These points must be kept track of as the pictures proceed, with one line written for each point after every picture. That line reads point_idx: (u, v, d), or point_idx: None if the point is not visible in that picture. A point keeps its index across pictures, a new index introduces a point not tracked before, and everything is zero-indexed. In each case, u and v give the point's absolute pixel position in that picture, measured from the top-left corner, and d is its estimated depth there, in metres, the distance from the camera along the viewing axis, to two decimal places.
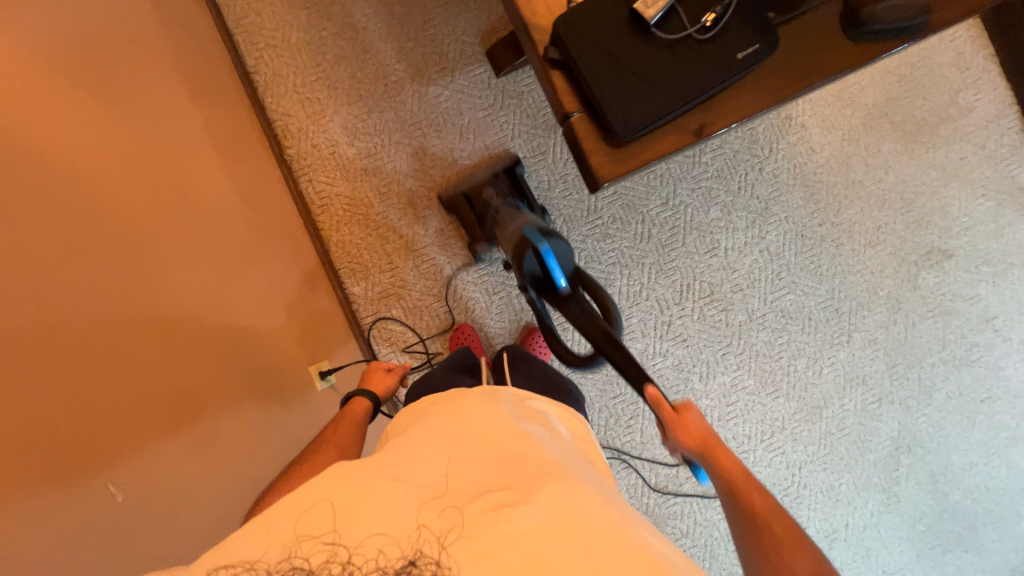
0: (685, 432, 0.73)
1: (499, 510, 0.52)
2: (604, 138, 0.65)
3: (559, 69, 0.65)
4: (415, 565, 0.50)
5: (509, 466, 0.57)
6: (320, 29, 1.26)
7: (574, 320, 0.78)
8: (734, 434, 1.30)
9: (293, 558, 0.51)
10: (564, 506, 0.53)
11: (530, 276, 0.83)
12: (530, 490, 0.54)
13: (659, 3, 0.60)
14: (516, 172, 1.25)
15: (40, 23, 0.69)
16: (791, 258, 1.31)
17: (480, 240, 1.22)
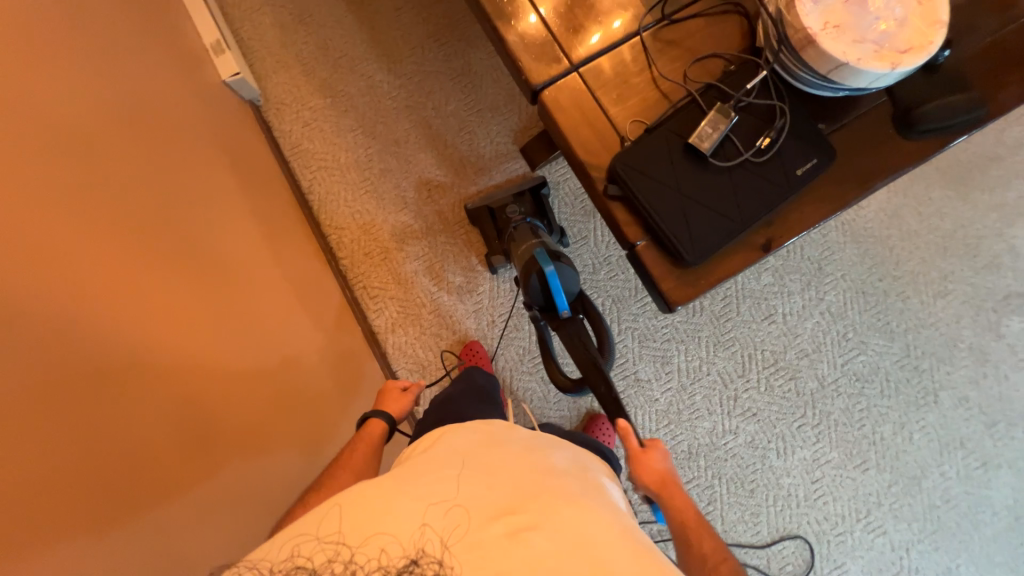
0: (644, 472, 0.75)
1: (517, 533, 0.52)
2: (671, 262, 0.66)
3: (619, 202, 0.67)
4: (416, 565, 0.49)
5: (528, 489, 0.57)
6: (366, 147, 1.37)
7: (568, 342, 0.87)
8: (826, 515, 1.19)
9: (295, 558, 0.49)
10: (579, 531, 0.53)
11: (535, 295, 0.92)
12: (545, 513, 0.54)
13: (712, 136, 0.63)
14: (541, 194, 1.29)
15: (139, 210, 0.78)
16: (856, 317, 1.25)
17: (497, 252, 1.26)
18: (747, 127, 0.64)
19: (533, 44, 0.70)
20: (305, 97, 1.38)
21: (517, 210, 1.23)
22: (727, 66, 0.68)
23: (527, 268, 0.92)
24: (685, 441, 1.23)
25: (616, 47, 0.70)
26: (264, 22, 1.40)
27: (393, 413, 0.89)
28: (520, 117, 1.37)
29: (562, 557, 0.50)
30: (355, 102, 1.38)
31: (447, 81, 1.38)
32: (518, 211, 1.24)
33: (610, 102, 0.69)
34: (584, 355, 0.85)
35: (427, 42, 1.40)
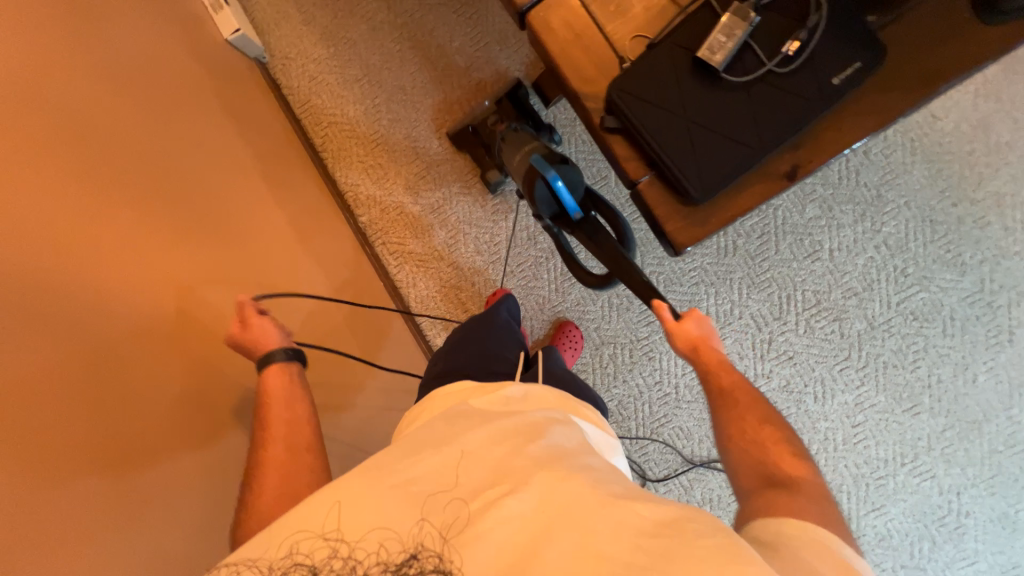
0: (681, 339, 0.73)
1: (492, 502, 0.52)
2: (677, 200, 0.59)
3: (619, 136, 0.60)
4: (416, 559, 0.49)
5: (502, 459, 0.57)
6: (373, 97, 1.32)
7: (589, 241, 0.85)
8: (866, 458, 1.14)
9: (295, 555, 0.49)
10: (553, 491, 0.52)
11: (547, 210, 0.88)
12: (522, 479, 0.54)
13: (725, 46, 0.53)
14: (517, 94, 1.19)
15: (139, 186, 0.81)
16: (918, 250, 1.11)
17: (490, 168, 1.22)
18: (771, 31, 0.54)
19: None
20: (307, 48, 1.33)
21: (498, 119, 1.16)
22: None
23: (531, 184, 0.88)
24: None
25: None
26: None
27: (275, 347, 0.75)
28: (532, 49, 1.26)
29: (537, 517, 0.51)
30: (357, 48, 1.32)
31: (450, 14, 1.28)
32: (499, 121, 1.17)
33: (605, 16, 0.60)
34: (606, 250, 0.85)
35: None
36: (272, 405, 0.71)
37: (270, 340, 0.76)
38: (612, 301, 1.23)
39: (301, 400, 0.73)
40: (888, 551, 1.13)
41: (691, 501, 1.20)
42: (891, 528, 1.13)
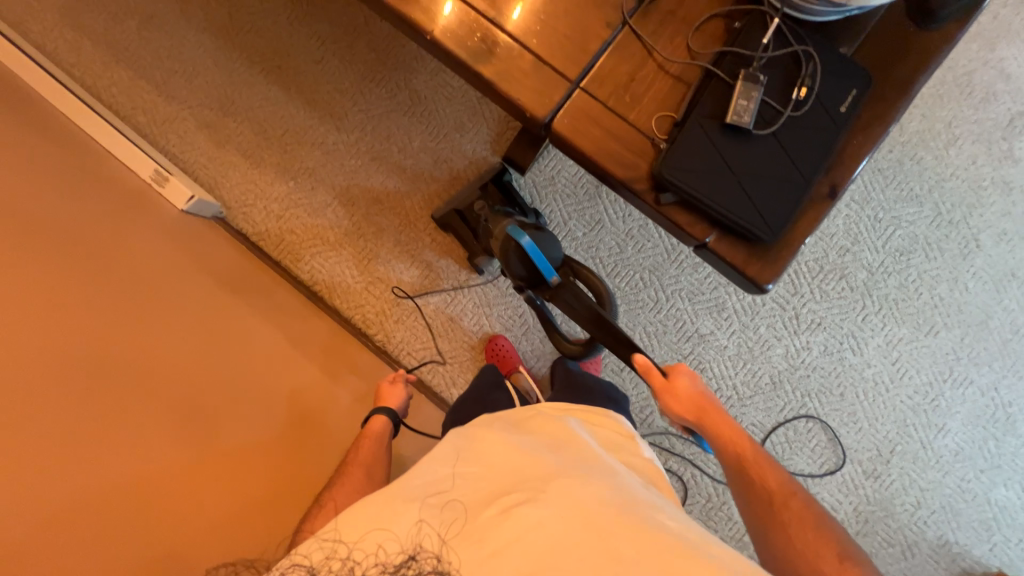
0: (676, 399, 0.88)
1: (506, 510, 0.58)
2: (749, 246, 0.64)
3: (677, 207, 0.63)
4: (415, 559, 0.56)
5: (521, 472, 0.63)
6: (350, 216, 1.29)
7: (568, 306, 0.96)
8: (915, 388, 1.24)
9: (296, 556, 0.57)
10: (569, 505, 0.58)
11: (523, 274, 1.01)
12: (537, 490, 0.60)
13: (749, 108, 0.59)
14: (503, 180, 1.24)
15: None
16: (880, 196, 1.25)
17: (479, 253, 1.21)
18: (779, 84, 0.60)
19: (523, 77, 0.64)
20: (265, 190, 1.29)
21: (485, 204, 1.18)
22: (731, 24, 0.63)
23: (509, 256, 1.01)
24: (766, 373, 1.25)
25: (609, 45, 0.65)
26: (192, 129, 1.30)
27: (393, 408, 0.97)
28: (491, 124, 1.31)
29: (546, 525, 0.56)
30: (318, 175, 1.30)
31: (402, 117, 1.30)
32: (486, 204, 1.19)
33: (624, 106, 0.64)
34: (586, 313, 0.95)
35: (364, 85, 1.30)
36: (365, 444, 0.88)
37: (396, 401, 0.98)
38: (649, 330, 1.26)
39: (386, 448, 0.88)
40: (966, 462, 1.22)
41: None
42: (959, 440, 1.23)
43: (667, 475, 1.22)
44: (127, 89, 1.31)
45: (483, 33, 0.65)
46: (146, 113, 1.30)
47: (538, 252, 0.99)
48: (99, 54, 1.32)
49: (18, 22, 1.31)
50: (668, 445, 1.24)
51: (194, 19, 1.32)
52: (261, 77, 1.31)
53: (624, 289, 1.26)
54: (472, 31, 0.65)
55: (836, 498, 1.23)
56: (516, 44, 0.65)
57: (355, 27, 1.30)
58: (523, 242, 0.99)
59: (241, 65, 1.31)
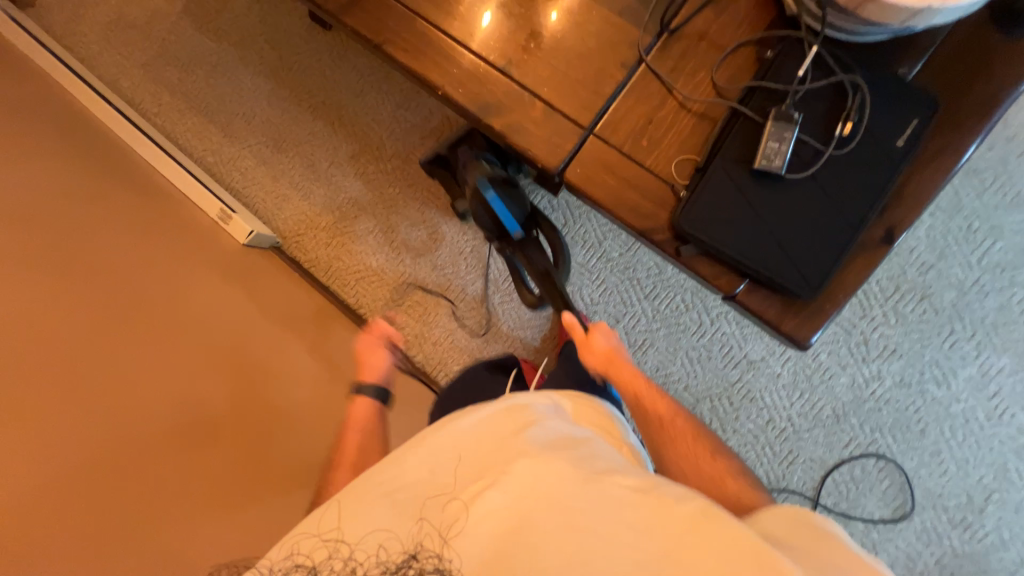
0: (592, 353, 0.85)
1: (476, 493, 0.58)
2: (785, 300, 0.57)
3: (701, 258, 0.59)
4: (415, 559, 0.56)
5: (480, 451, 0.62)
6: (390, 241, 1.35)
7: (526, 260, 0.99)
8: (1020, 427, 1.06)
9: (297, 556, 0.57)
10: (530, 473, 0.58)
11: (490, 227, 0.97)
12: (501, 471, 0.59)
13: (780, 150, 0.53)
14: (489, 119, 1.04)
15: None
16: (975, 204, 1.08)
17: (458, 199, 1.09)
18: (818, 121, 0.54)
19: (533, 128, 0.63)
20: (314, 220, 1.38)
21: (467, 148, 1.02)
22: (763, 53, 0.57)
23: (475, 206, 0.95)
24: (827, 405, 1.13)
25: (624, 87, 0.61)
26: (252, 166, 1.42)
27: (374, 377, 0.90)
28: None
29: (518, 506, 0.56)
30: (359, 203, 1.36)
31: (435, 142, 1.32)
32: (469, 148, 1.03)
33: (641, 152, 0.61)
34: (538, 269, 1.00)
35: (400, 113, 1.34)
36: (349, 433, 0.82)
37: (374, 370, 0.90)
38: (691, 355, 1.19)
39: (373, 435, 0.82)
40: None
41: (856, 532, 1.11)
42: None
43: None
44: (199, 132, 1.45)
45: (493, 85, 0.64)
46: (214, 154, 1.44)
47: (504, 205, 0.94)
48: (175, 102, 1.47)
49: (113, 79, 1.51)
50: None
51: (251, 63, 1.43)
52: (308, 113, 1.39)
53: (663, 310, 1.20)
54: (482, 84, 0.64)
55: (914, 547, 1.09)
56: (526, 94, 0.63)
57: None
58: (488, 195, 0.92)
59: (291, 103, 1.40)
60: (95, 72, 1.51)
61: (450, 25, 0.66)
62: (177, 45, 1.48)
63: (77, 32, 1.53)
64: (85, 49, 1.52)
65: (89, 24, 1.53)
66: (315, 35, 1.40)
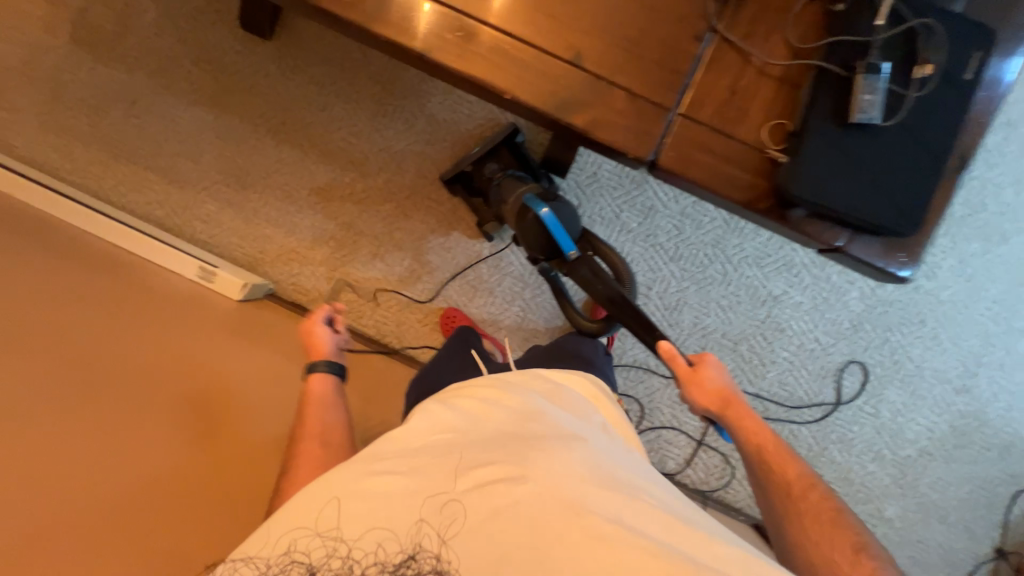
0: (702, 390, 0.83)
1: (485, 484, 0.54)
2: (882, 239, 0.62)
3: (808, 216, 0.61)
4: (415, 559, 0.51)
5: (494, 438, 0.60)
6: (401, 259, 1.25)
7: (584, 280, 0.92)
8: (994, 298, 1.24)
9: (293, 553, 0.52)
10: (546, 473, 0.55)
11: (541, 244, 0.95)
12: (522, 463, 0.56)
13: (875, 100, 0.55)
14: (515, 142, 1.18)
15: None
16: None
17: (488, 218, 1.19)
18: (900, 66, 0.56)
19: (617, 119, 0.60)
20: (308, 256, 1.24)
21: (497, 167, 1.14)
22: (831, 5, 0.58)
23: (525, 224, 0.95)
24: (845, 319, 1.25)
25: (701, 61, 0.60)
26: (216, 211, 1.24)
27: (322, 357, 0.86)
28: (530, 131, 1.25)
29: (534, 506, 0.53)
30: (355, 227, 1.24)
31: (424, 147, 1.23)
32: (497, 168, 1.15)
33: (731, 124, 0.60)
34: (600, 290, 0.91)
35: (377, 121, 1.22)
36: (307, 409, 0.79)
37: (322, 354, 0.87)
38: (722, 304, 1.25)
39: (333, 406, 0.80)
40: None
41: (885, 419, 1.27)
42: None
43: (708, 453, 1.26)
44: (137, 184, 1.24)
45: (565, 79, 0.60)
46: (163, 206, 1.24)
47: (558, 222, 0.93)
48: (93, 153, 1.23)
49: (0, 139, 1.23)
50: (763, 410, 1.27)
51: (181, 91, 1.22)
52: (269, 139, 1.23)
53: (690, 269, 1.24)
54: (552, 80, 0.60)
55: (931, 419, 1.27)
56: (601, 83, 0.60)
57: (351, 62, 1.21)
58: (542, 214, 0.93)
59: (245, 130, 1.23)
60: None
61: (501, 20, 0.60)
62: (75, 83, 1.23)
63: None
64: None
65: None
66: (252, 47, 1.21)
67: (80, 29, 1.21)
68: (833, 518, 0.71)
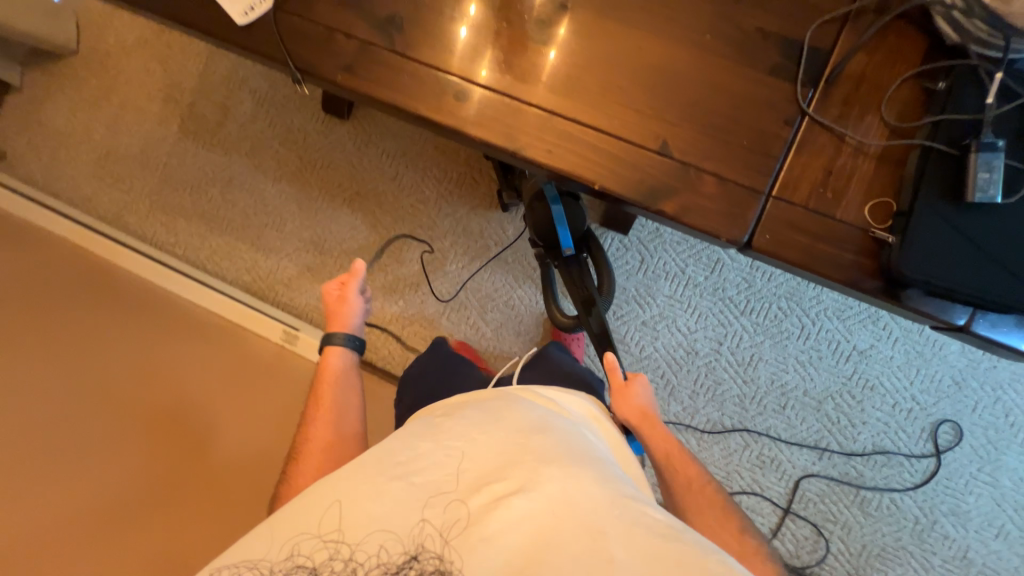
0: (625, 403, 0.82)
1: (500, 499, 0.52)
2: (1012, 318, 0.57)
3: (924, 296, 0.57)
4: (416, 560, 0.50)
5: (511, 450, 0.57)
6: (466, 317, 1.28)
7: (570, 278, 0.99)
8: None
9: (297, 557, 0.51)
10: (562, 489, 0.52)
11: (545, 231, 0.98)
12: (526, 476, 0.54)
13: (995, 179, 0.52)
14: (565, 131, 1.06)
15: None
16: None
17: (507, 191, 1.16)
18: (1016, 143, 0.54)
19: (708, 204, 0.60)
20: (378, 316, 1.30)
21: None
22: (930, 84, 0.57)
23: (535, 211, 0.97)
24: (945, 374, 1.14)
25: (793, 144, 0.60)
26: (296, 275, 1.33)
27: (348, 330, 0.88)
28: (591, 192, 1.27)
29: (539, 517, 0.50)
30: (423, 287, 1.29)
31: (488, 210, 1.28)
32: None
33: (827, 205, 0.59)
34: (582, 292, 0.98)
35: (443, 187, 1.29)
36: (324, 390, 0.81)
37: (345, 323, 0.88)
38: (802, 359, 1.18)
39: (352, 406, 0.80)
40: None
41: (1006, 488, 1.12)
42: None
43: (798, 523, 1.16)
44: (228, 252, 1.36)
45: (653, 168, 0.61)
46: (251, 272, 1.34)
47: (565, 219, 0.96)
48: (192, 226, 1.37)
49: (117, 218, 1.39)
50: (856, 475, 1.16)
51: (269, 169, 1.35)
52: (344, 208, 1.32)
53: (763, 322, 1.19)
54: (642, 170, 0.61)
55: None
56: (691, 170, 0.61)
57: (420, 134, 1.30)
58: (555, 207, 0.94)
59: (323, 201, 1.33)
60: (94, 215, 1.39)
61: (589, 115, 0.63)
62: (180, 167, 1.38)
63: (62, 176, 1.41)
64: (77, 192, 1.40)
65: (74, 166, 1.41)
66: (332, 126, 1.33)
67: (187, 119, 1.38)
68: (721, 514, 0.71)
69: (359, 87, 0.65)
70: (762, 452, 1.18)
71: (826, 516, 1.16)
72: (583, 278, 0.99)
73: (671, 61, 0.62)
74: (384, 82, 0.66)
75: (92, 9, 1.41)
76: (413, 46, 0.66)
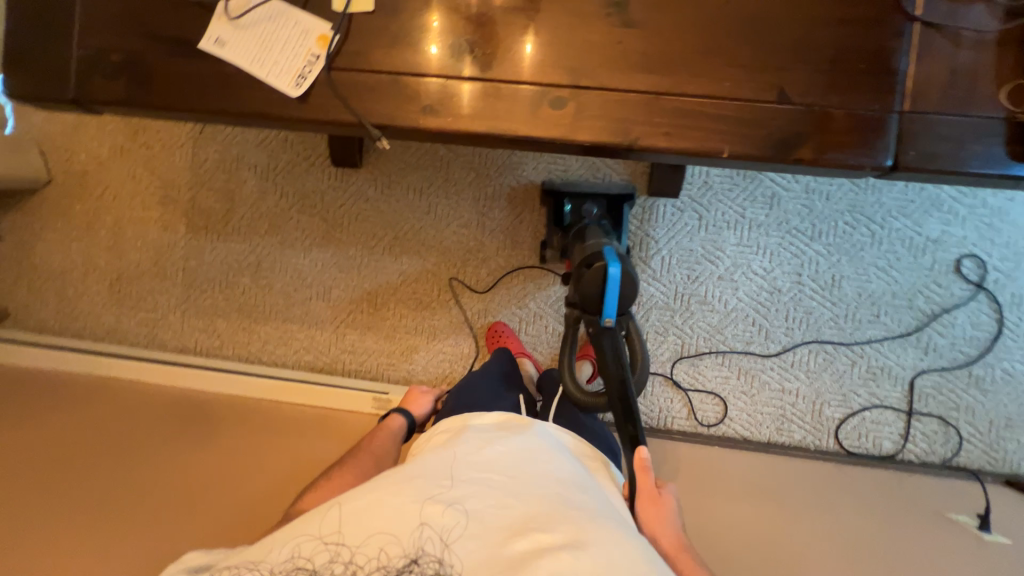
0: (665, 527, 0.76)
1: (543, 549, 0.55)
2: None
3: None
4: (416, 563, 0.55)
5: (554, 503, 0.61)
6: (543, 328, 1.24)
7: (602, 356, 0.78)
8: None
9: (297, 559, 0.56)
10: (603, 549, 0.56)
11: (588, 294, 0.79)
12: (565, 532, 0.57)
13: None
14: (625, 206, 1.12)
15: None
16: None
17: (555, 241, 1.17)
18: None
19: (844, 139, 0.58)
20: (455, 352, 1.25)
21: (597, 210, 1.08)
22: None
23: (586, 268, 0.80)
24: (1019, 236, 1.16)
25: (911, 53, 0.58)
26: (358, 339, 1.27)
27: (417, 414, 1.04)
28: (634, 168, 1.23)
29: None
30: (492, 310, 1.25)
31: (532, 215, 1.24)
32: (597, 211, 1.08)
33: (963, 103, 0.57)
34: (614, 375, 0.76)
35: (481, 206, 1.25)
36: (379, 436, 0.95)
37: (419, 411, 1.05)
38: (881, 265, 1.18)
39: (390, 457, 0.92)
40: None
41: None
42: None
43: (923, 420, 1.17)
44: (279, 337, 1.29)
45: (778, 118, 0.59)
46: (310, 350, 1.28)
47: (618, 285, 0.78)
48: (232, 322, 1.29)
49: (151, 338, 1.30)
50: (963, 357, 1.18)
51: (296, 241, 1.28)
52: (387, 257, 1.27)
53: (834, 241, 1.19)
54: (768, 124, 0.59)
55: None
56: (816, 110, 0.58)
57: (439, 161, 1.25)
58: (610, 270, 0.77)
59: (361, 256, 1.27)
60: (126, 342, 1.30)
61: (697, 84, 0.59)
62: (201, 267, 1.30)
63: (77, 313, 1.31)
64: (100, 324, 1.31)
65: (86, 299, 1.31)
66: (347, 178, 1.27)
67: (192, 215, 1.30)
68: None
69: (447, 124, 0.61)
70: (869, 364, 1.19)
71: (948, 406, 1.18)
72: (619, 362, 0.77)
73: (763, 4, 0.59)
74: (471, 113, 0.61)
75: (51, 132, 1.30)
76: (488, 67, 0.61)
